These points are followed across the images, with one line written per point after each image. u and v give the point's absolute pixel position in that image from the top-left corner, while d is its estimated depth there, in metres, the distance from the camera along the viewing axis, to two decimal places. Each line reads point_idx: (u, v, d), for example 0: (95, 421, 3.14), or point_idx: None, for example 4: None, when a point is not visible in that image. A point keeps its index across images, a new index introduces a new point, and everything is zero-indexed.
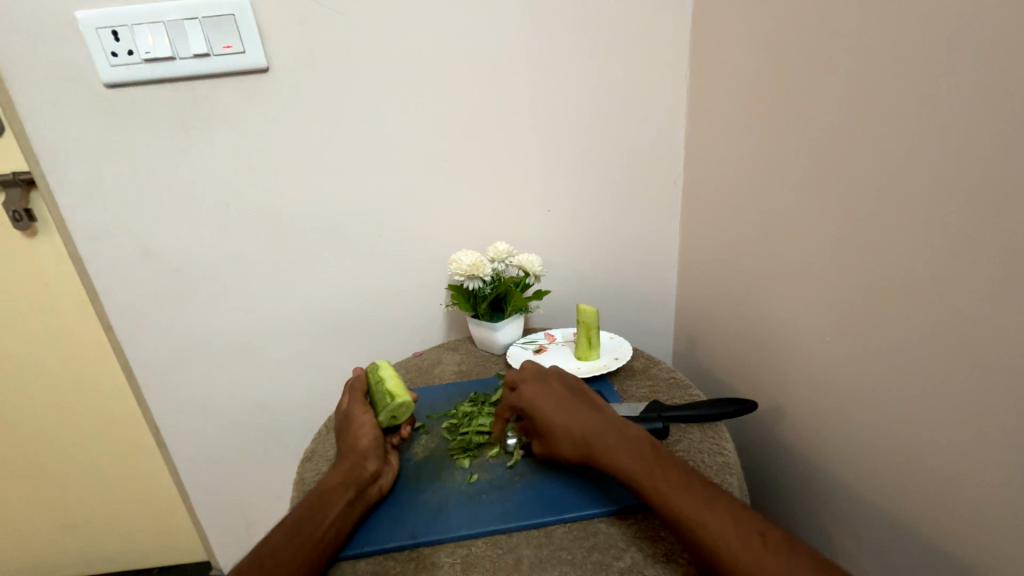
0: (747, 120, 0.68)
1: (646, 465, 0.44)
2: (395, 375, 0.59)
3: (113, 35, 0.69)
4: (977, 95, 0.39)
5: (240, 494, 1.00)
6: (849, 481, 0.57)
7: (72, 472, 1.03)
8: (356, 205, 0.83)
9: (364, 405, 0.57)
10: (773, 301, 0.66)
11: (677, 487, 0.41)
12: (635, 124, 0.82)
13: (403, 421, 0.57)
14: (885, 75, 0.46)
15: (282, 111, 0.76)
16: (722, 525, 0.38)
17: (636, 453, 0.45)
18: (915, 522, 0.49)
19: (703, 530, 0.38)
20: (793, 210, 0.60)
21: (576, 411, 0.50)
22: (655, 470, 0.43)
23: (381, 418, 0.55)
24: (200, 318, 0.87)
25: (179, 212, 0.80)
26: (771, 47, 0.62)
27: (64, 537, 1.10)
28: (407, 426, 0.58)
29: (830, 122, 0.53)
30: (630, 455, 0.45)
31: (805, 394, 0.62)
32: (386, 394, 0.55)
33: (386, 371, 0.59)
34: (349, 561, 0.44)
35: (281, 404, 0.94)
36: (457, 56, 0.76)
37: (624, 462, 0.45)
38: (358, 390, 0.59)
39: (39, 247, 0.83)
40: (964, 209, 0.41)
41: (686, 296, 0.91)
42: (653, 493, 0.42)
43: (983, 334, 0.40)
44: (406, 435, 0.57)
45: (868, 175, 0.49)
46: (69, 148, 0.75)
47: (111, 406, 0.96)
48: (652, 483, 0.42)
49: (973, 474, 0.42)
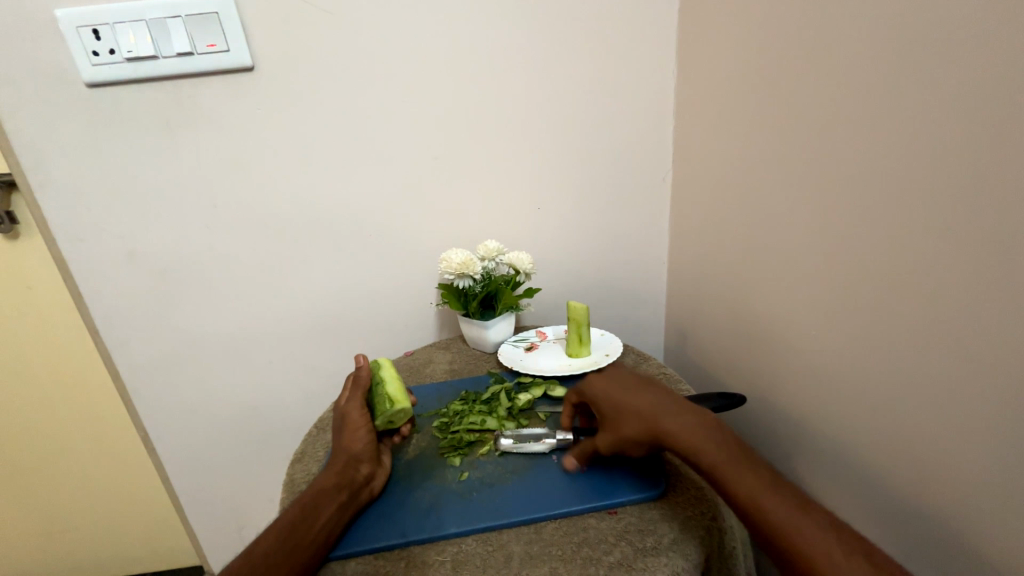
0: (734, 116, 0.68)
1: (731, 456, 0.42)
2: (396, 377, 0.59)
3: (94, 33, 0.68)
4: (966, 86, 0.39)
5: (232, 496, 1.00)
6: (840, 474, 0.57)
7: (60, 478, 1.01)
8: (345, 205, 0.82)
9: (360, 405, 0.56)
10: (763, 296, 0.67)
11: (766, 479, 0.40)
12: (623, 121, 0.83)
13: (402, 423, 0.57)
14: (875, 67, 0.46)
15: (268, 111, 0.76)
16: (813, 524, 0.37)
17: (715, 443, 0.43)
18: (907, 514, 0.49)
19: (797, 521, 0.37)
20: (782, 206, 0.61)
21: (651, 398, 0.49)
22: (743, 463, 0.41)
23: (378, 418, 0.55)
24: (188, 320, 0.86)
25: (165, 214, 0.79)
26: (758, 43, 0.62)
27: (53, 544, 1.09)
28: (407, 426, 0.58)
29: (818, 115, 0.53)
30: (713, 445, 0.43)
31: (795, 388, 0.63)
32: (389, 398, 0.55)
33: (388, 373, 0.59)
34: (339, 561, 0.44)
35: (273, 406, 0.94)
36: (444, 54, 0.76)
37: (705, 450, 0.43)
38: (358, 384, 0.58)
39: (21, 251, 0.82)
40: (955, 200, 0.41)
41: (677, 292, 0.92)
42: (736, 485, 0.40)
43: (974, 326, 0.40)
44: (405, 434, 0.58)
45: (858, 169, 0.49)
46: (50, 149, 0.74)
47: (99, 411, 0.95)
48: (739, 470, 0.41)
49: (964, 465, 0.43)
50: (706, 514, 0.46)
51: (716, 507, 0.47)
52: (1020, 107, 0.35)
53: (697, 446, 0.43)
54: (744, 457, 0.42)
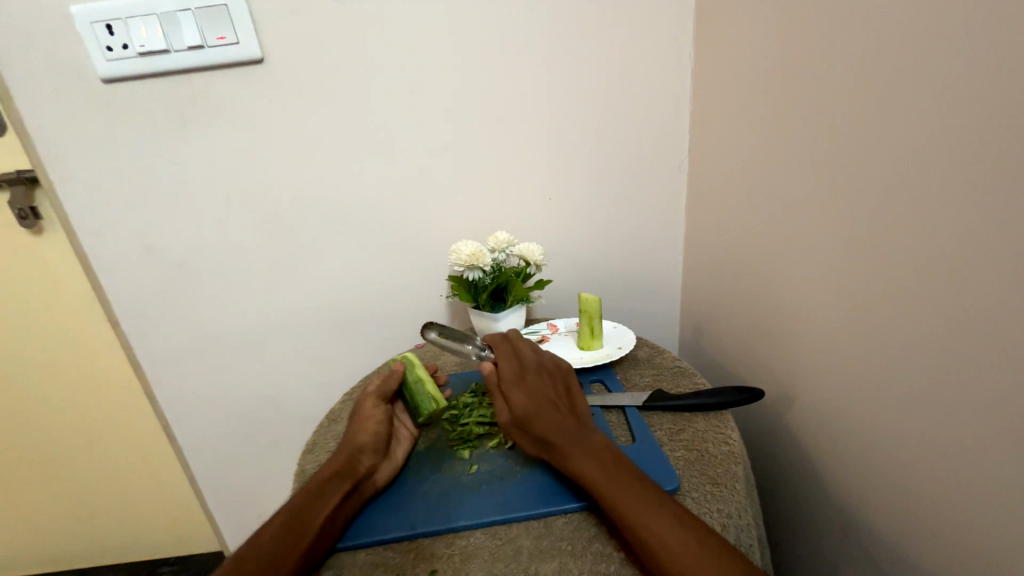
0: (751, 100, 0.66)
1: (604, 473, 0.42)
2: (428, 376, 0.59)
3: (107, 29, 0.69)
4: (990, 64, 0.36)
5: (250, 485, 1.02)
6: (859, 473, 0.55)
7: (87, 466, 1.05)
8: (356, 197, 0.82)
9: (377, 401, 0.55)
10: (779, 289, 0.64)
11: (631, 490, 0.41)
12: (637, 107, 0.80)
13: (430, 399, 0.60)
14: (894, 44, 0.43)
15: (279, 103, 0.76)
16: (669, 537, 0.37)
17: (597, 461, 0.44)
18: (928, 516, 0.47)
19: (650, 531, 0.38)
20: (799, 195, 0.58)
21: (546, 409, 0.49)
22: (617, 478, 0.42)
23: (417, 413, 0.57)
24: (205, 313, 0.87)
25: (180, 209, 0.80)
26: (775, 23, 0.59)
27: (83, 530, 1.13)
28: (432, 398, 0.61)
29: (836, 98, 0.51)
30: (594, 463, 0.43)
31: (813, 383, 0.60)
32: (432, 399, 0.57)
33: (418, 371, 0.59)
34: (348, 552, 0.44)
35: (288, 398, 0.95)
36: (454, 41, 0.74)
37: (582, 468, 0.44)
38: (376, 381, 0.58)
39: (46, 246, 0.84)
40: (973, 187, 0.38)
41: (692, 284, 0.89)
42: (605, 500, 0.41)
43: (994, 321, 0.38)
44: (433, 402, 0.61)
45: (875, 156, 0.47)
46: (70, 146, 0.76)
47: (121, 402, 0.98)
48: (610, 484, 0.42)
49: (986, 468, 0.40)
50: (720, 512, 0.44)
51: (731, 505, 0.45)
52: None
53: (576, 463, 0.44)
54: (618, 474, 0.42)
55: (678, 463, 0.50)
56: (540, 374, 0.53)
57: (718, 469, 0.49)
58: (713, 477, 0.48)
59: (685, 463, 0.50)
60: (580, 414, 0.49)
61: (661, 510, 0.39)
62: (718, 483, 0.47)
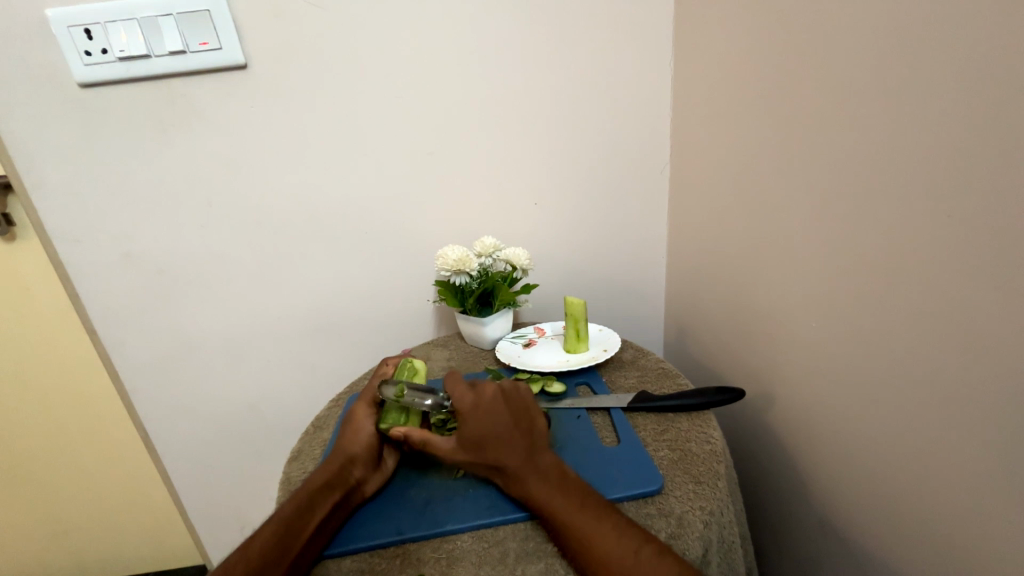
0: (732, 109, 0.68)
1: (555, 491, 0.44)
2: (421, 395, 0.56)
3: (86, 33, 0.68)
4: (963, 73, 0.38)
5: (233, 495, 1.00)
6: (839, 469, 0.57)
7: (60, 479, 1.01)
8: (341, 203, 0.82)
9: (368, 412, 0.55)
10: (760, 290, 0.66)
11: (580, 503, 0.42)
12: (620, 114, 0.82)
13: (385, 451, 0.52)
14: (869, 57, 0.45)
15: (262, 108, 0.75)
16: (614, 550, 0.39)
17: (552, 479, 0.45)
18: (908, 509, 0.48)
19: (594, 542, 0.39)
20: (779, 200, 0.60)
21: (505, 430, 0.49)
22: (571, 494, 0.43)
23: (381, 426, 0.53)
24: (186, 320, 0.86)
25: (161, 215, 0.79)
26: (755, 35, 0.61)
27: (55, 546, 1.09)
28: (390, 458, 0.52)
29: (814, 107, 0.53)
30: (548, 481, 0.44)
31: (793, 383, 0.62)
32: (405, 418, 0.54)
33: (409, 414, 0.54)
34: (334, 559, 0.43)
35: (272, 405, 0.94)
36: (438, 50, 0.75)
37: (535, 487, 0.45)
38: (378, 391, 0.57)
39: (19, 253, 0.82)
40: (950, 191, 0.40)
41: (675, 287, 0.91)
42: (556, 514, 0.42)
43: (972, 318, 0.40)
44: (388, 465, 0.52)
45: (854, 162, 0.49)
46: (44, 150, 0.74)
47: (97, 413, 0.95)
48: (560, 498, 0.43)
49: (964, 460, 0.42)
50: (703, 509, 0.45)
51: (713, 502, 0.46)
52: (1010, 95, 0.35)
53: (531, 482, 0.45)
54: (570, 490, 0.43)
55: (662, 463, 0.51)
56: (504, 389, 0.53)
57: (701, 468, 0.50)
58: (696, 476, 0.49)
59: (669, 462, 0.51)
60: (540, 428, 0.50)
61: (612, 526, 0.40)
62: (702, 481, 0.48)
